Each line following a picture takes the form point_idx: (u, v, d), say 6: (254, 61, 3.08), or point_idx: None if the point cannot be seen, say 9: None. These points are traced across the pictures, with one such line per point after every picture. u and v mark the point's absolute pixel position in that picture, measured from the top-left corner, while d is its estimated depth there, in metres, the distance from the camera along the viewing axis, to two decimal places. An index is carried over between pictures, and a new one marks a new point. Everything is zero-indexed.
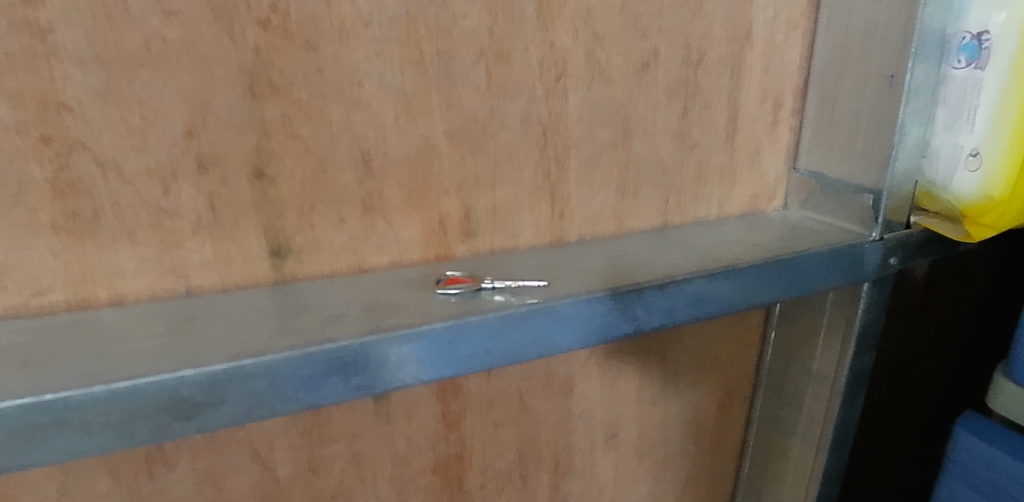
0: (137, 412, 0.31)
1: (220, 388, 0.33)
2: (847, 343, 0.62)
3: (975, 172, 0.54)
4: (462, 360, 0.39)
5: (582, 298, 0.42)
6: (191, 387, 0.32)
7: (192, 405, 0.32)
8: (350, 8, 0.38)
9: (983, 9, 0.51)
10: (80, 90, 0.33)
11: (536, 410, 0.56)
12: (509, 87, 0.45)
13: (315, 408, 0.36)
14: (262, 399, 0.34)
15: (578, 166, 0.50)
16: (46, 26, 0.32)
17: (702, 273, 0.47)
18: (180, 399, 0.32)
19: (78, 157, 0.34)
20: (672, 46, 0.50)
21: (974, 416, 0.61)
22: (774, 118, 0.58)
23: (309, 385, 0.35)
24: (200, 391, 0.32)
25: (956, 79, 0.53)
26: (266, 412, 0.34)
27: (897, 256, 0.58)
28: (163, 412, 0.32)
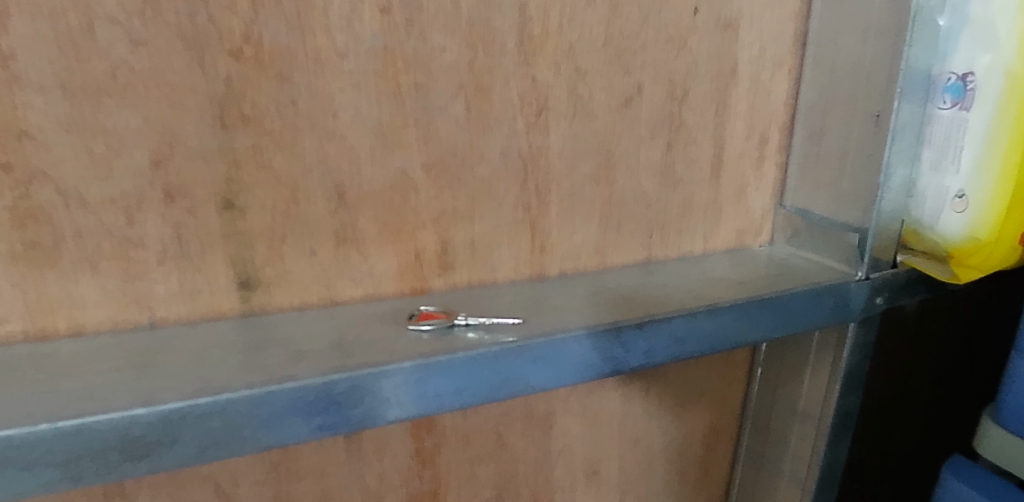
0: (85, 451, 0.30)
1: (174, 427, 0.32)
2: (834, 383, 0.61)
3: (961, 213, 0.53)
4: (431, 400, 0.38)
5: (557, 337, 0.41)
6: (142, 426, 0.31)
7: (143, 445, 0.31)
8: (325, 40, 0.38)
9: (969, 50, 0.51)
10: (43, 117, 0.33)
11: (514, 447, 0.55)
12: (489, 121, 0.44)
13: (275, 447, 0.35)
14: (219, 439, 0.33)
15: (559, 201, 0.49)
16: (9, 52, 0.31)
17: (683, 312, 0.46)
18: (131, 438, 0.31)
19: (40, 185, 0.33)
20: (655, 81, 0.50)
21: (961, 460, 0.60)
22: (760, 155, 0.58)
23: (269, 424, 0.34)
24: (152, 430, 0.31)
25: (942, 119, 0.53)
26: (223, 452, 0.33)
27: (883, 296, 0.57)
28: (113, 452, 0.31)
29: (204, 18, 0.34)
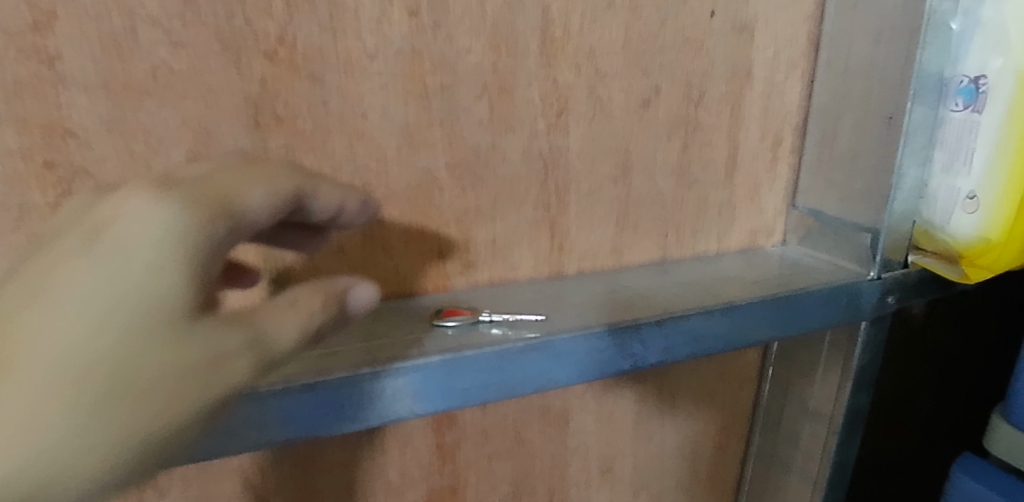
0: None
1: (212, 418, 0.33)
2: (845, 381, 0.62)
3: (972, 214, 0.54)
4: (457, 394, 0.39)
5: (579, 333, 0.42)
6: (182, 417, 0.32)
7: (183, 434, 0.32)
8: (356, 42, 0.39)
9: (980, 54, 0.52)
10: (86, 117, 0.34)
11: (532, 443, 0.56)
12: (511, 121, 0.45)
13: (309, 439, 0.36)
14: (254, 430, 0.34)
15: (578, 200, 0.50)
16: (55, 54, 0.32)
17: (700, 309, 0.47)
18: (172, 428, 0.32)
19: (82, 183, 0.34)
20: (672, 83, 0.50)
21: (971, 458, 0.60)
22: (774, 156, 0.59)
23: (303, 416, 0.35)
24: (191, 421, 0.32)
25: (954, 121, 0.54)
26: (259, 443, 0.34)
27: (894, 296, 0.58)
28: None
29: (240, 20, 0.35)
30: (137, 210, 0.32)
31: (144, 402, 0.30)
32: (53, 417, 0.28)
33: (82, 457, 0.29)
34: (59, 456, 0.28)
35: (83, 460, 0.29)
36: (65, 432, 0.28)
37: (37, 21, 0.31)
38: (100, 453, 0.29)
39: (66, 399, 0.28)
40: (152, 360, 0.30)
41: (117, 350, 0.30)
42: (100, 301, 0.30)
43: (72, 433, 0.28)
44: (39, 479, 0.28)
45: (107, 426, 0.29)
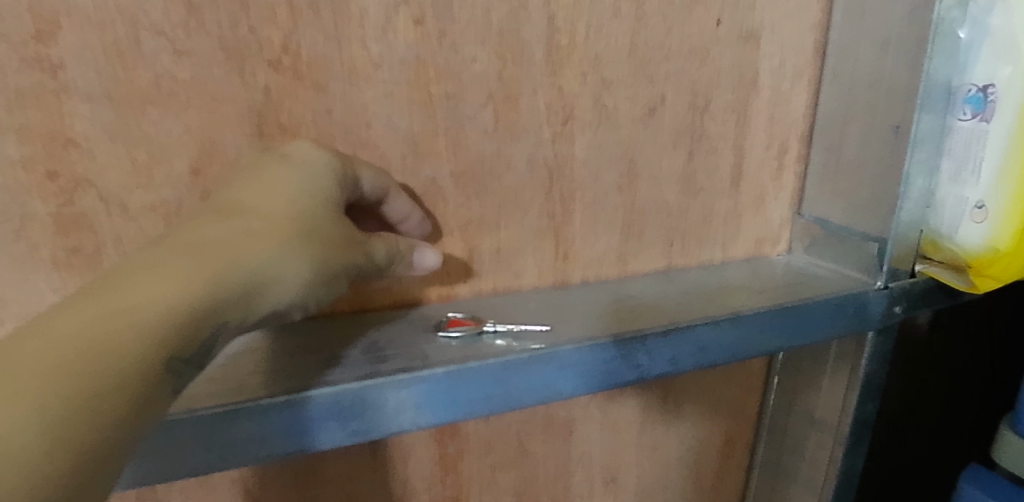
0: None
1: (213, 430, 0.33)
2: (852, 390, 0.61)
3: (981, 224, 0.54)
4: (461, 406, 0.39)
5: (583, 344, 0.42)
6: (182, 428, 0.32)
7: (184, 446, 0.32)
8: (361, 50, 0.38)
9: (989, 62, 0.51)
10: (88, 126, 0.33)
11: (535, 453, 0.55)
12: (516, 130, 0.45)
13: (311, 452, 0.35)
14: (255, 442, 0.34)
15: (583, 209, 0.50)
16: (58, 63, 0.32)
17: (706, 320, 0.47)
18: (172, 440, 0.32)
19: (84, 192, 0.34)
20: (678, 91, 0.50)
21: (979, 469, 0.60)
22: (779, 164, 0.59)
23: (305, 429, 0.35)
24: (192, 433, 0.32)
25: (962, 130, 0.54)
26: (260, 455, 0.34)
27: (901, 305, 0.58)
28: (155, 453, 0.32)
29: (244, 29, 0.35)
30: (305, 155, 0.37)
31: (320, 279, 0.35)
32: (271, 270, 0.33)
33: (266, 307, 0.34)
34: (262, 299, 0.33)
35: (266, 307, 0.33)
36: (275, 282, 0.33)
37: (40, 30, 0.31)
38: (277, 303, 0.34)
39: (277, 262, 0.33)
40: (328, 249, 0.36)
41: (309, 232, 0.35)
42: (295, 197, 0.35)
43: (273, 283, 0.33)
44: (246, 308, 0.33)
45: (295, 282, 0.34)
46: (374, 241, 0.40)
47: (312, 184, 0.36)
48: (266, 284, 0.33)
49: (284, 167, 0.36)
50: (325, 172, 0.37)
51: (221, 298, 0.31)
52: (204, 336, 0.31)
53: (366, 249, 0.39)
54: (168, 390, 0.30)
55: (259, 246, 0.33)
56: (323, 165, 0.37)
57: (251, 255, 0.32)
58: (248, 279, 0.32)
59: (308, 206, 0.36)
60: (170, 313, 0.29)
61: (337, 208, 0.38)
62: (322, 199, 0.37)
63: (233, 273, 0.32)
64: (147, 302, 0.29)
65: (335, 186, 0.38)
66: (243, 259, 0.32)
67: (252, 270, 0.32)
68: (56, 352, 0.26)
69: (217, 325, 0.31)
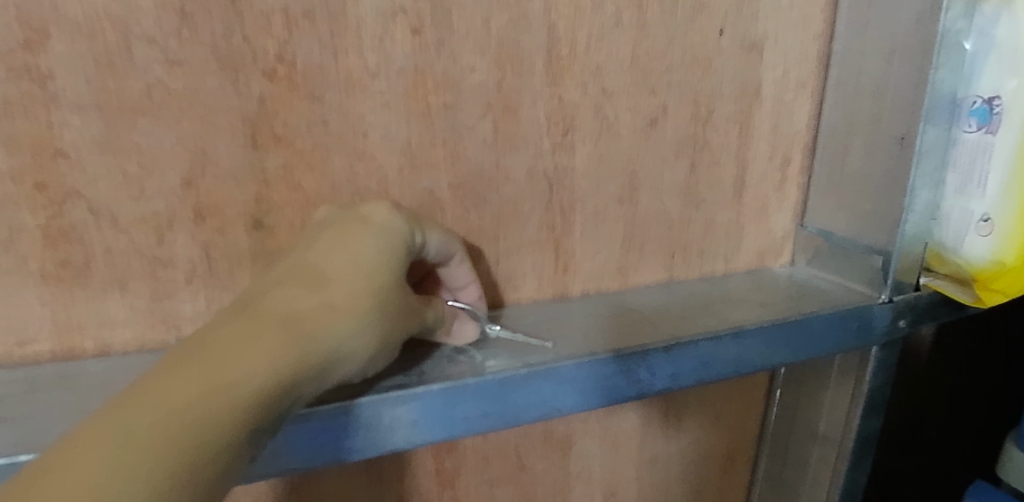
0: None
1: None
2: (856, 405, 0.60)
3: (986, 237, 0.53)
4: (458, 423, 0.38)
5: (583, 360, 0.41)
6: None
7: None
8: (358, 60, 0.38)
9: (995, 74, 0.51)
10: (77, 137, 0.33)
11: (533, 468, 0.54)
12: (515, 141, 0.44)
13: (306, 470, 0.35)
14: (248, 459, 0.33)
15: (584, 220, 0.49)
16: (47, 72, 0.31)
17: (708, 334, 0.46)
18: None
19: (73, 204, 0.34)
20: (680, 102, 0.49)
21: (984, 486, 0.59)
22: (783, 176, 0.58)
23: (299, 447, 0.34)
24: None
25: (967, 142, 0.53)
26: (255, 473, 0.33)
27: (906, 319, 0.57)
28: None
29: (239, 38, 0.34)
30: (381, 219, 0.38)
31: (385, 348, 0.36)
32: (350, 344, 0.33)
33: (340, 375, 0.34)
34: (338, 369, 0.33)
35: (339, 376, 0.33)
36: (352, 357, 0.33)
37: (28, 39, 0.31)
38: (348, 372, 0.34)
39: (357, 339, 0.33)
40: (397, 321, 0.36)
41: (385, 306, 0.35)
42: (376, 272, 0.36)
43: (350, 355, 0.33)
44: (325, 379, 0.32)
45: (367, 354, 0.34)
46: (429, 305, 0.40)
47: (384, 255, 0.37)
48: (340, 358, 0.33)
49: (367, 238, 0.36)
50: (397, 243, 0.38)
51: (310, 375, 0.31)
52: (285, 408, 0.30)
53: (424, 312, 0.40)
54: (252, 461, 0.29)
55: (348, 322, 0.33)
56: (400, 238, 0.38)
57: (338, 333, 0.32)
58: (331, 353, 0.32)
59: (387, 280, 0.36)
60: (267, 387, 0.29)
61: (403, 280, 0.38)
62: (395, 270, 0.37)
63: (320, 349, 0.32)
64: (247, 379, 0.28)
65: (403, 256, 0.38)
66: (330, 334, 0.32)
67: (336, 343, 0.32)
68: (172, 423, 0.25)
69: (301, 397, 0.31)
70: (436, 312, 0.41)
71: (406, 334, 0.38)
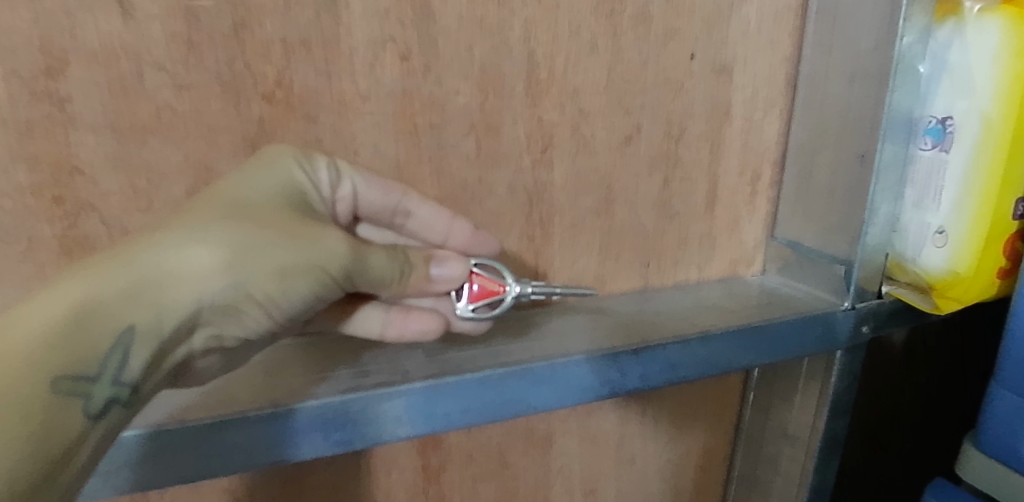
0: (127, 462, 0.34)
1: (206, 442, 0.35)
2: (822, 407, 0.63)
3: (941, 248, 0.56)
4: (440, 418, 0.41)
5: (557, 361, 0.44)
6: (175, 439, 0.34)
7: (180, 456, 0.35)
8: (350, 84, 0.41)
9: (947, 96, 0.54)
10: (92, 155, 0.36)
11: (515, 465, 0.57)
12: (497, 158, 0.47)
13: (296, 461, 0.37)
14: (241, 451, 0.36)
15: (562, 232, 0.52)
16: (65, 97, 0.34)
17: (676, 338, 0.49)
18: (165, 450, 0.34)
19: (87, 216, 0.37)
20: (654, 121, 0.53)
21: (943, 483, 0.62)
22: (753, 190, 0.61)
23: (289, 439, 0.37)
24: (185, 443, 0.35)
25: (923, 160, 0.56)
26: (248, 463, 0.36)
27: (869, 325, 0.60)
28: (151, 462, 0.34)
29: (240, 65, 0.38)
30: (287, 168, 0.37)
31: (253, 269, 0.33)
32: (180, 263, 0.31)
33: (188, 306, 0.32)
34: (171, 295, 0.31)
35: (184, 305, 0.32)
36: (190, 275, 0.32)
37: (49, 66, 0.34)
38: (200, 301, 0.32)
39: (188, 255, 0.32)
40: (273, 241, 0.33)
41: (236, 221, 0.33)
42: (239, 200, 0.34)
43: (190, 281, 0.32)
44: (154, 307, 0.31)
45: (217, 276, 0.32)
46: (366, 249, 0.36)
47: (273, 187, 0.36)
48: (175, 279, 0.31)
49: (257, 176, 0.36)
50: (283, 179, 0.37)
51: (113, 297, 0.30)
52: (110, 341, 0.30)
53: (356, 252, 0.35)
54: (56, 394, 0.29)
55: (171, 238, 0.32)
56: (282, 173, 0.37)
57: (157, 250, 0.31)
58: (152, 276, 0.31)
59: (247, 205, 0.34)
60: (62, 321, 0.29)
61: (296, 213, 0.36)
62: (275, 203, 0.35)
63: (136, 273, 0.31)
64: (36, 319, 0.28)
65: (287, 192, 0.36)
66: (147, 253, 0.31)
67: (157, 267, 0.31)
68: None
69: (116, 323, 0.30)
70: (382, 261, 0.37)
71: (306, 262, 0.34)
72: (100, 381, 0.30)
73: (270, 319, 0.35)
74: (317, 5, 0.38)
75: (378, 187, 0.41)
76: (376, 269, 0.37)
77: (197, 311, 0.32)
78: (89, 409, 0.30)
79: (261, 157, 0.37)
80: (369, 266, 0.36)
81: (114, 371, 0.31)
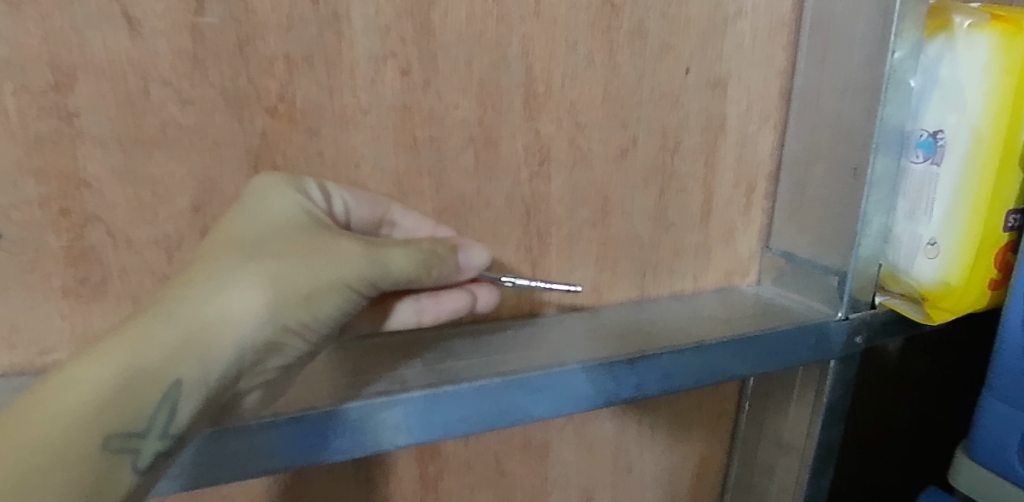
0: (187, 464, 0.36)
1: (251, 443, 0.36)
2: (816, 417, 0.64)
3: (933, 259, 0.57)
4: (437, 426, 0.41)
5: (553, 370, 0.45)
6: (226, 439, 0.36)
7: (233, 457, 0.36)
8: (352, 99, 0.42)
9: (938, 110, 0.55)
10: (99, 167, 0.37)
11: (512, 473, 0.58)
12: (495, 170, 0.48)
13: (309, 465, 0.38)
14: (258, 455, 0.37)
15: (559, 242, 0.53)
16: (74, 111, 0.35)
17: (671, 348, 0.49)
18: (220, 451, 0.36)
19: (93, 228, 0.37)
20: (649, 134, 0.54)
21: (936, 491, 0.63)
22: (748, 201, 0.62)
23: (306, 442, 0.38)
24: (234, 444, 0.36)
25: (915, 173, 0.58)
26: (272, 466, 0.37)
27: (862, 336, 0.61)
28: (210, 462, 0.36)
29: (244, 81, 0.38)
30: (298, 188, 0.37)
31: (284, 302, 0.33)
32: (214, 313, 0.32)
33: (228, 352, 0.32)
34: (211, 346, 0.32)
35: (226, 352, 0.32)
36: (231, 325, 0.32)
37: (59, 82, 0.35)
38: (239, 344, 0.33)
39: (222, 304, 0.32)
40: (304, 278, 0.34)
41: (267, 262, 0.33)
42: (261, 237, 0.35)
43: (227, 328, 0.32)
44: (197, 360, 0.31)
45: (252, 318, 0.32)
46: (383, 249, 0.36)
47: (291, 214, 0.36)
48: (217, 330, 0.32)
49: (274, 205, 0.36)
50: (298, 205, 0.37)
51: (156, 356, 0.31)
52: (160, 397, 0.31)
53: (372, 253, 0.36)
54: (109, 454, 0.30)
55: (199, 290, 0.32)
56: (284, 197, 0.36)
57: (195, 302, 0.32)
58: (189, 330, 0.31)
59: (259, 238, 0.35)
60: (113, 383, 0.30)
61: (310, 232, 0.36)
62: (287, 231, 0.35)
63: (174, 330, 0.31)
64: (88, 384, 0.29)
65: (298, 215, 0.36)
66: (180, 309, 0.32)
67: (197, 320, 0.32)
68: None
69: (165, 380, 0.31)
70: (401, 258, 0.37)
71: (328, 281, 0.34)
72: (149, 435, 0.31)
73: (303, 343, 0.36)
74: (320, 22, 0.39)
75: (365, 202, 0.41)
76: (396, 267, 0.37)
77: (240, 355, 0.33)
78: (139, 463, 0.31)
79: (252, 189, 0.36)
80: (389, 266, 0.36)
81: (161, 425, 0.31)
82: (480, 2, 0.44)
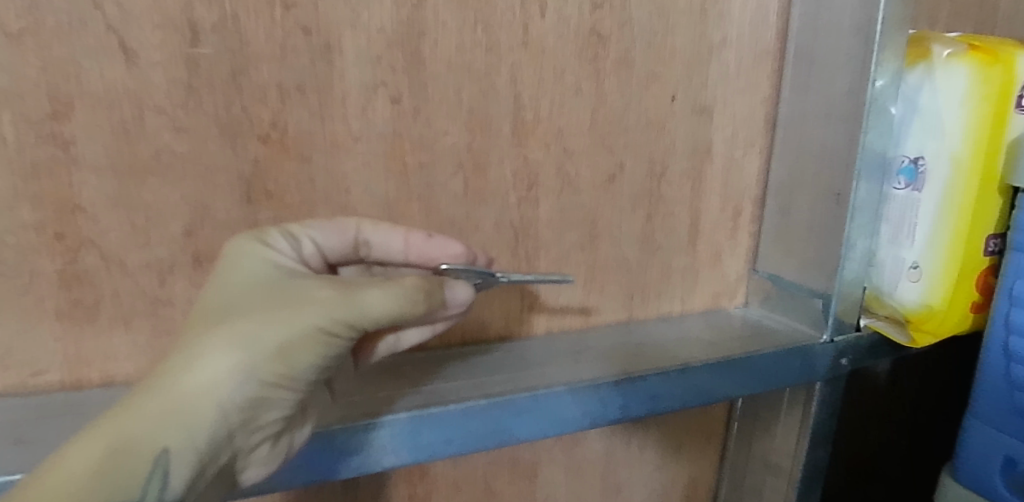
0: None
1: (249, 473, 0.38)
2: (802, 438, 0.64)
3: (915, 283, 0.58)
4: (424, 447, 0.42)
5: (539, 392, 0.45)
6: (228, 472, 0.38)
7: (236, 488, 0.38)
8: (343, 126, 0.43)
9: (919, 137, 0.57)
10: (94, 193, 0.37)
11: (501, 493, 0.58)
12: (484, 195, 0.49)
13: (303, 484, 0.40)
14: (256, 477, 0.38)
15: (547, 265, 0.54)
16: (70, 139, 0.36)
17: (655, 370, 0.50)
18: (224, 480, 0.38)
19: (87, 251, 0.38)
20: (637, 160, 0.55)
21: None
22: (734, 225, 0.63)
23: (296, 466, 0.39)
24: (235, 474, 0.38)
25: (897, 198, 0.59)
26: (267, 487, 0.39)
27: (847, 358, 0.62)
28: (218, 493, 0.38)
29: (238, 109, 0.40)
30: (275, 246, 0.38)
31: (263, 357, 0.33)
32: (194, 380, 0.32)
33: (214, 413, 0.32)
34: (195, 410, 0.31)
35: (213, 412, 0.32)
36: (214, 386, 0.32)
37: (56, 111, 0.36)
38: (225, 403, 0.32)
39: (201, 369, 0.32)
40: (279, 329, 0.33)
41: (243, 322, 0.33)
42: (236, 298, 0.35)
43: (209, 391, 0.32)
44: (183, 426, 0.31)
45: (234, 379, 0.32)
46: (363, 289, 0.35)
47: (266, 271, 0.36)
48: (200, 395, 0.32)
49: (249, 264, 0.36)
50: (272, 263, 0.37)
51: (142, 428, 0.30)
52: (150, 468, 0.30)
53: (346, 295, 0.34)
54: None
55: (179, 361, 0.32)
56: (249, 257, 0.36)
57: (178, 372, 0.32)
58: (172, 398, 0.31)
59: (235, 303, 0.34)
60: (99, 460, 0.29)
61: (284, 286, 0.35)
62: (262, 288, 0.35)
63: (156, 401, 0.31)
64: (73, 464, 0.29)
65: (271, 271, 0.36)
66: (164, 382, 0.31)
67: (180, 387, 0.31)
68: None
69: (151, 450, 0.30)
70: (380, 298, 0.35)
71: (301, 329, 0.34)
72: None
73: (295, 392, 0.35)
74: (313, 52, 0.41)
75: (333, 230, 0.41)
76: (375, 308, 0.35)
77: (228, 414, 0.33)
78: None
79: (223, 258, 0.36)
80: (365, 309, 0.34)
81: (156, 493, 0.31)
82: (469, 33, 0.45)
